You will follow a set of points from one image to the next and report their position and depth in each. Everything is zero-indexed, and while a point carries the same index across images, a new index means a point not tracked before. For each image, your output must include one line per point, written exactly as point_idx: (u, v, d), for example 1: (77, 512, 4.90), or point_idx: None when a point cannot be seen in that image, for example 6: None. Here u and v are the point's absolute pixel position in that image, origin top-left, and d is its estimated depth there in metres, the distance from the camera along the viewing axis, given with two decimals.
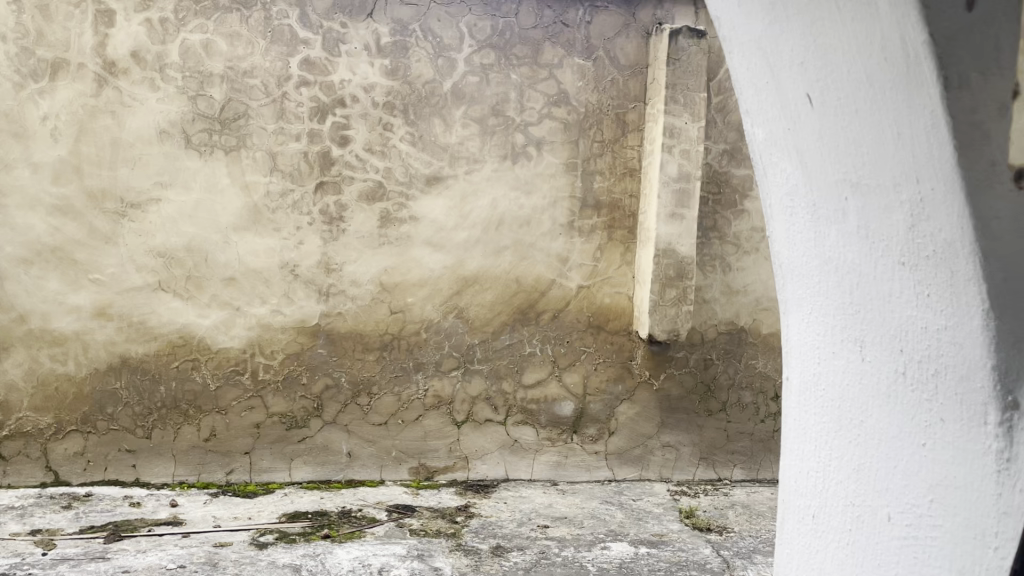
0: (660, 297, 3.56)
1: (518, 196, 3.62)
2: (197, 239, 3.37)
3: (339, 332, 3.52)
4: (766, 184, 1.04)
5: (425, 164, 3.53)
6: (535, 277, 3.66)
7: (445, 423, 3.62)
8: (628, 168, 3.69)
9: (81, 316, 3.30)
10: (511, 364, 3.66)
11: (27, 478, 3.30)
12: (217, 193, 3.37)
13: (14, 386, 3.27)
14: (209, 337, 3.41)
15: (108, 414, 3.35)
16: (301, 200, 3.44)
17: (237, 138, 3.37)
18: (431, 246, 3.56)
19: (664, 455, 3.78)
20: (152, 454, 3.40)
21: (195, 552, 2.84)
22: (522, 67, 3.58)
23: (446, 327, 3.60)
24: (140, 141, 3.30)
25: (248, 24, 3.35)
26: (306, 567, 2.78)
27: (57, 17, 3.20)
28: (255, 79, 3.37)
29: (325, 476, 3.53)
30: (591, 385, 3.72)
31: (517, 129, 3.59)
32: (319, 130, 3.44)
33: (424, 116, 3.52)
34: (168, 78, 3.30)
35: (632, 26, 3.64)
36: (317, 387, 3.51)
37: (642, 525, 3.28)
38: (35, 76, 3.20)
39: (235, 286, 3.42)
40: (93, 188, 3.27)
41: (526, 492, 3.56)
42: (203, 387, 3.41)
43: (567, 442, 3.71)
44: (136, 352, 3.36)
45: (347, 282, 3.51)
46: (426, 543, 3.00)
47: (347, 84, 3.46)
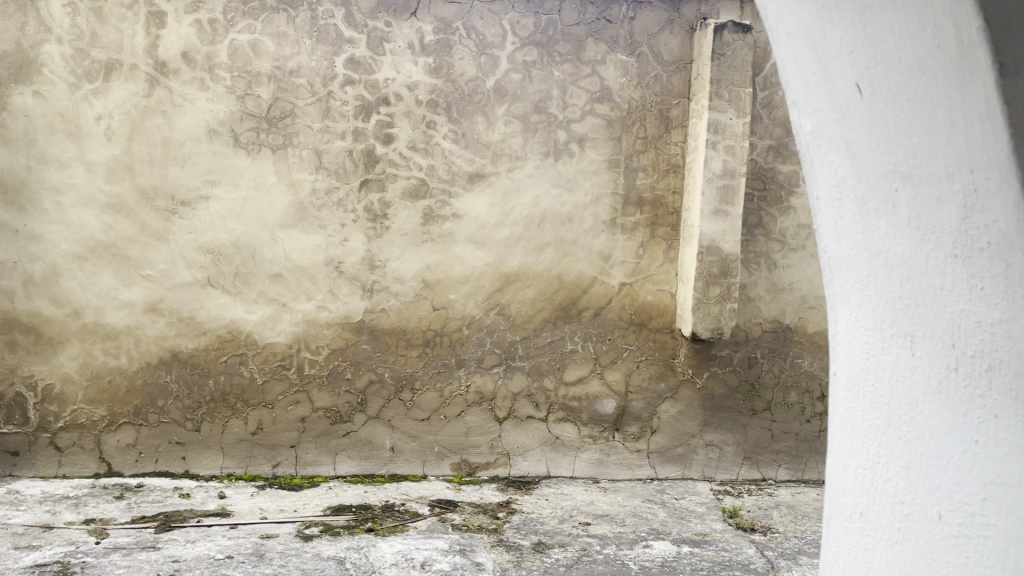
0: (704, 295, 3.53)
1: (560, 193, 3.62)
2: (245, 236, 3.43)
3: (382, 328, 3.56)
4: (813, 178, 1.03)
5: (467, 161, 3.55)
6: (577, 274, 3.66)
7: (487, 419, 3.64)
8: (671, 165, 3.67)
9: (133, 311, 3.38)
10: (553, 362, 3.67)
11: (81, 469, 3.38)
12: (265, 190, 3.43)
13: (69, 378, 3.36)
14: (257, 332, 3.47)
15: (159, 407, 3.43)
16: (346, 198, 3.48)
17: (284, 137, 3.43)
18: (474, 243, 3.58)
19: (707, 455, 3.74)
20: (202, 447, 3.47)
21: (242, 542, 2.90)
22: (565, 64, 3.57)
23: (488, 324, 3.62)
24: (189, 140, 3.37)
25: (295, 24, 3.40)
26: (350, 559, 2.82)
27: (110, 19, 3.28)
28: (301, 78, 3.42)
29: (369, 471, 3.57)
30: (633, 383, 3.70)
31: (559, 126, 3.59)
32: (363, 128, 3.48)
33: (467, 114, 3.54)
34: (217, 78, 3.37)
35: (676, 21, 3.62)
36: (361, 382, 3.55)
37: (684, 524, 3.26)
38: (90, 77, 3.28)
39: (281, 281, 3.47)
40: (145, 186, 3.35)
41: (568, 489, 3.55)
42: (250, 380, 3.48)
43: (608, 439, 3.70)
44: (186, 346, 3.43)
45: (391, 279, 3.54)
46: (468, 539, 3.02)
47: (391, 83, 3.49)
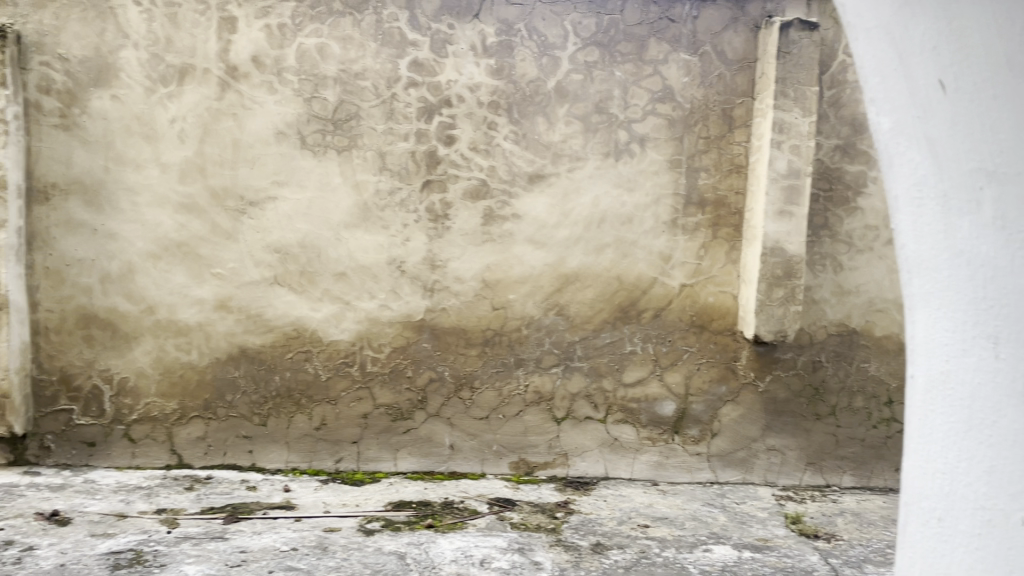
0: (767, 296, 3.48)
1: (620, 193, 3.60)
2: (310, 236, 3.51)
3: (442, 327, 3.60)
4: (887, 157, 1.36)
5: (528, 162, 3.57)
6: (636, 275, 3.64)
7: (546, 419, 3.65)
8: (734, 165, 3.62)
9: (204, 308, 3.49)
10: (611, 362, 3.65)
11: (153, 460, 3.49)
12: (330, 191, 3.50)
13: (142, 373, 3.48)
14: (321, 329, 3.55)
15: (227, 401, 3.52)
16: (408, 198, 3.53)
17: (349, 138, 3.49)
18: (533, 243, 3.59)
19: (769, 459, 3.67)
20: (268, 441, 3.55)
21: (306, 535, 2.97)
22: (627, 64, 3.56)
23: (547, 325, 3.63)
24: (258, 142, 3.46)
25: (360, 27, 3.46)
26: (411, 554, 2.86)
27: (184, 25, 3.39)
28: (366, 80, 3.48)
29: (429, 468, 3.61)
30: (693, 385, 3.67)
31: (620, 126, 3.58)
32: (426, 130, 3.52)
33: (528, 114, 3.55)
34: (285, 81, 3.45)
35: (740, 20, 3.57)
36: (421, 380, 3.60)
37: (745, 529, 3.21)
38: (164, 81, 3.40)
39: (345, 280, 3.54)
40: (216, 187, 3.45)
41: (626, 491, 3.53)
42: (314, 377, 3.56)
43: (668, 442, 3.67)
44: (254, 342, 3.52)
45: (451, 278, 3.58)
46: (527, 537, 3.04)
47: (453, 84, 3.53)
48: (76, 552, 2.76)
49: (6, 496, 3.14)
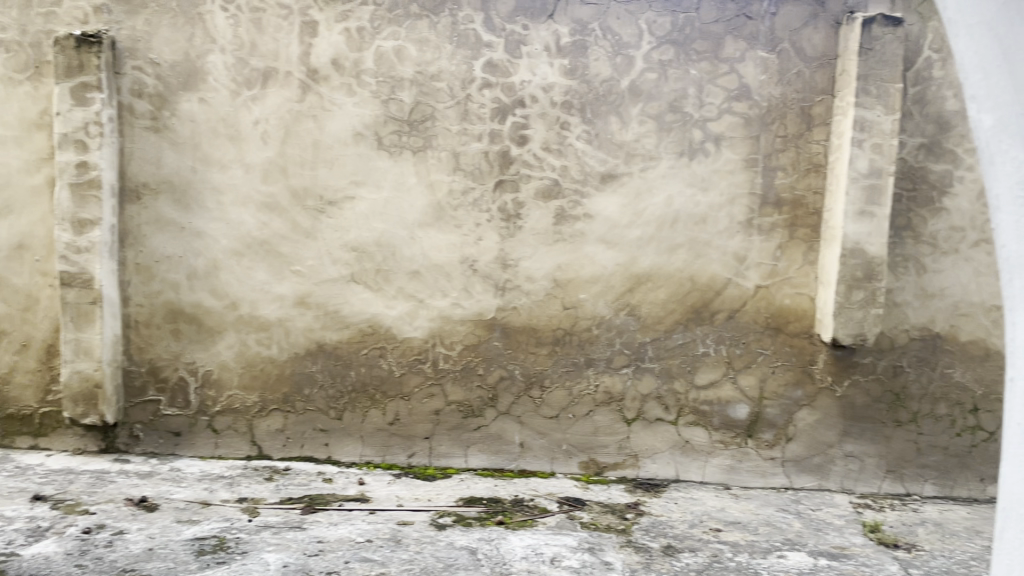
0: (846, 299, 3.39)
1: (695, 193, 3.57)
2: (386, 234, 3.58)
3: (513, 326, 3.62)
4: (988, 148, 1.79)
5: (601, 162, 3.56)
6: (710, 276, 3.60)
7: (616, 419, 3.64)
8: (812, 164, 3.55)
9: (284, 304, 3.59)
10: (683, 364, 3.62)
11: (234, 451, 3.62)
12: (406, 191, 3.57)
13: (226, 365, 3.60)
14: (396, 326, 3.62)
15: (305, 395, 3.62)
16: (481, 198, 3.57)
17: (424, 139, 3.55)
18: (605, 243, 3.59)
19: (847, 466, 3.58)
20: (343, 435, 3.64)
21: (380, 528, 3.04)
22: (702, 63, 3.53)
23: (618, 325, 3.62)
24: (337, 143, 3.54)
25: (436, 29, 3.52)
26: (482, 550, 2.90)
27: (268, 29, 3.50)
28: (441, 82, 3.54)
29: (499, 465, 3.64)
30: (768, 389, 3.61)
31: (695, 125, 3.55)
32: (499, 130, 3.55)
33: (601, 114, 3.55)
34: (364, 83, 3.53)
35: (821, 16, 3.50)
36: (492, 378, 3.63)
37: (821, 536, 3.15)
38: (249, 84, 3.51)
39: (419, 279, 3.60)
40: (297, 187, 3.55)
41: (698, 494, 3.50)
42: (388, 373, 3.63)
43: (741, 445, 3.62)
44: (331, 338, 3.61)
45: (523, 278, 3.60)
46: (597, 537, 3.04)
47: (527, 84, 3.55)
48: (164, 537, 2.88)
49: (98, 482, 3.30)
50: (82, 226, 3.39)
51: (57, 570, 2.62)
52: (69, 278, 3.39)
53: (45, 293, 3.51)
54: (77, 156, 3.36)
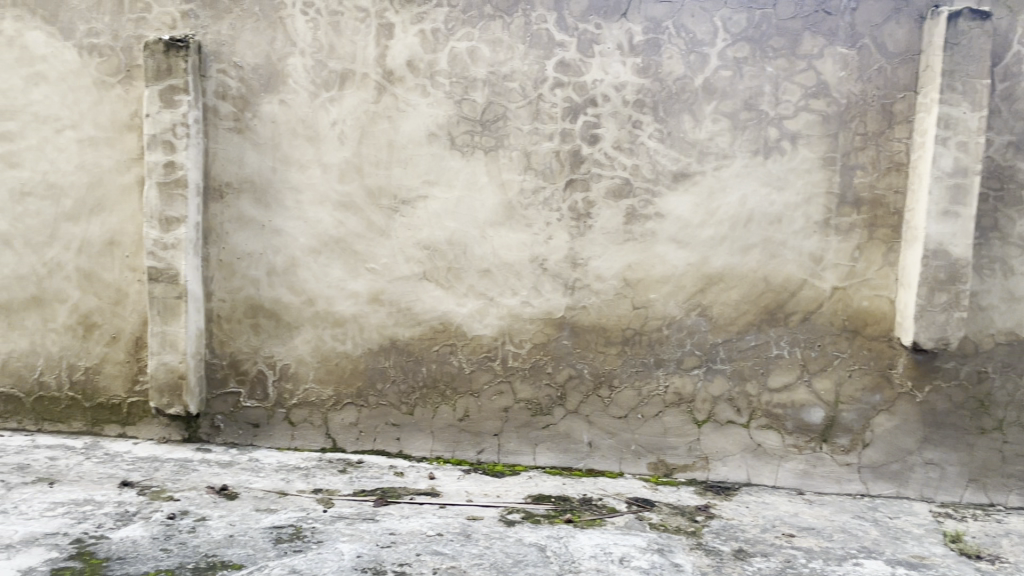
0: (928, 302, 3.30)
1: (769, 192, 3.51)
2: (458, 233, 3.63)
3: (582, 325, 3.62)
4: None
5: (673, 161, 3.54)
6: (785, 276, 3.54)
7: (686, 421, 3.60)
8: (893, 163, 3.46)
9: (358, 301, 3.67)
10: (756, 366, 3.57)
11: (309, 443, 3.71)
12: (477, 190, 3.60)
13: (302, 360, 3.70)
14: (466, 323, 3.66)
15: (378, 390, 3.70)
16: (551, 197, 3.58)
17: (496, 138, 3.58)
18: (677, 243, 3.56)
19: (927, 474, 3.47)
20: (414, 430, 3.70)
21: (451, 522, 3.09)
22: (779, 60, 3.47)
23: (689, 325, 3.59)
24: (411, 143, 3.60)
25: (509, 30, 3.54)
26: (551, 547, 2.91)
27: (346, 32, 3.58)
28: (514, 82, 3.56)
29: (567, 463, 3.65)
30: (844, 393, 3.53)
31: (771, 123, 3.49)
32: (571, 129, 3.56)
33: (674, 113, 3.52)
34: (438, 84, 3.58)
35: (903, 10, 3.41)
36: (561, 377, 3.64)
37: (899, 545, 3.06)
38: (327, 86, 3.60)
39: (489, 277, 3.64)
40: (372, 186, 3.62)
41: (770, 498, 3.44)
42: (458, 369, 3.67)
43: (815, 450, 3.54)
44: (403, 335, 3.68)
45: (593, 277, 3.60)
46: (666, 539, 3.02)
47: (599, 83, 3.54)
48: (244, 524, 2.98)
49: (182, 470, 3.43)
50: (169, 224, 3.52)
51: (144, 553, 2.74)
52: (156, 273, 3.53)
53: (134, 288, 3.67)
54: (165, 156, 3.50)
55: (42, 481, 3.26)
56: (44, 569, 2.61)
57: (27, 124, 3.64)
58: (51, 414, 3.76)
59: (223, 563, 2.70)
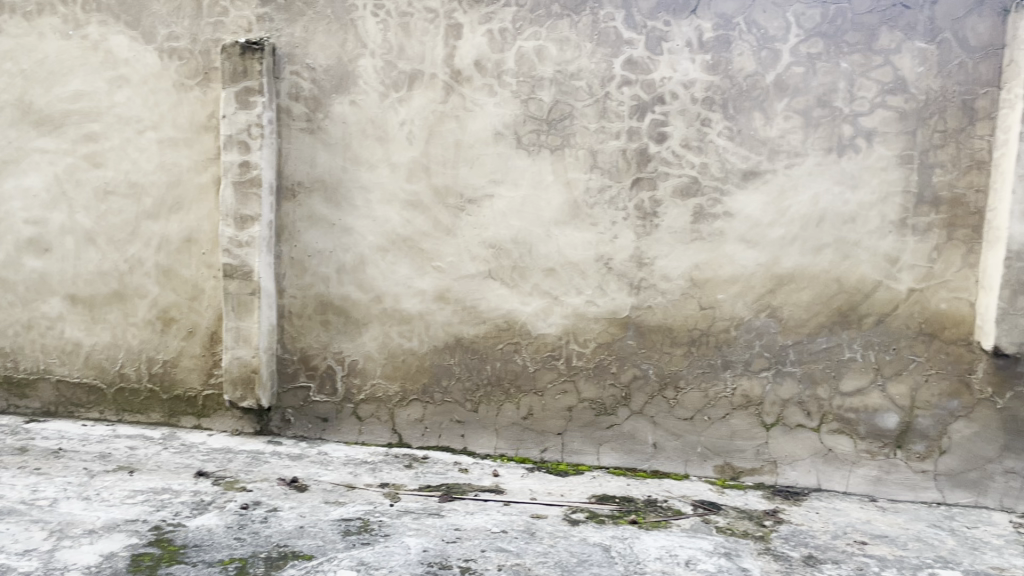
0: (1010, 305, 3.20)
1: (843, 191, 3.42)
2: (523, 232, 3.64)
3: (648, 325, 3.59)
4: None
5: (742, 159, 3.48)
6: (858, 277, 3.45)
7: (754, 424, 3.54)
8: (974, 161, 3.34)
9: (425, 298, 3.71)
10: (827, 369, 3.49)
11: (376, 438, 3.77)
12: (543, 189, 3.61)
13: (370, 356, 3.76)
14: (530, 322, 3.67)
15: (443, 386, 3.73)
16: (617, 196, 3.56)
17: (562, 137, 3.58)
18: (746, 242, 3.50)
19: (1008, 483, 3.34)
20: (478, 427, 3.73)
21: (515, 519, 3.10)
22: (854, 55, 3.38)
23: (758, 326, 3.53)
24: (478, 142, 3.63)
25: (577, 28, 3.54)
26: (616, 548, 2.90)
27: (415, 33, 3.63)
28: (581, 80, 3.55)
29: (631, 464, 3.63)
30: (920, 398, 3.42)
31: (845, 120, 3.41)
32: (638, 127, 3.53)
33: (744, 110, 3.47)
34: (505, 83, 3.59)
35: (986, 3, 3.29)
36: (626, 377, 3.62)
37: (978, 555, 2.96)
38: (396, 87, 3.65)
39: (554, 276, 3.64)
40: (439, 186, 3.66)
41: (841, 505, 3.36)
42: (522, 368, 3.68)
43: (889, 456, 3.45)
44: (469, 332, 3.71)
45: (659, 277, 3.57)
46: (733, 543, 2.98)
47: (667, 81, 3.51)
48: (313, 516, 3.05)
49: (254, 462, 3.53)
50: (244, 222, 3.62)
51: (219, 542, 2.83)
52: (231, 270, 3.64)
53: (209, 284, 3.79)
54: (240, 156, 3.60)
55: (122, 470, 3.39)
56: (124, 554, 2.71)
57: (111, 125, 3.79)
58: (131, 405, 3.90)
59: (294, 553, 2.77)
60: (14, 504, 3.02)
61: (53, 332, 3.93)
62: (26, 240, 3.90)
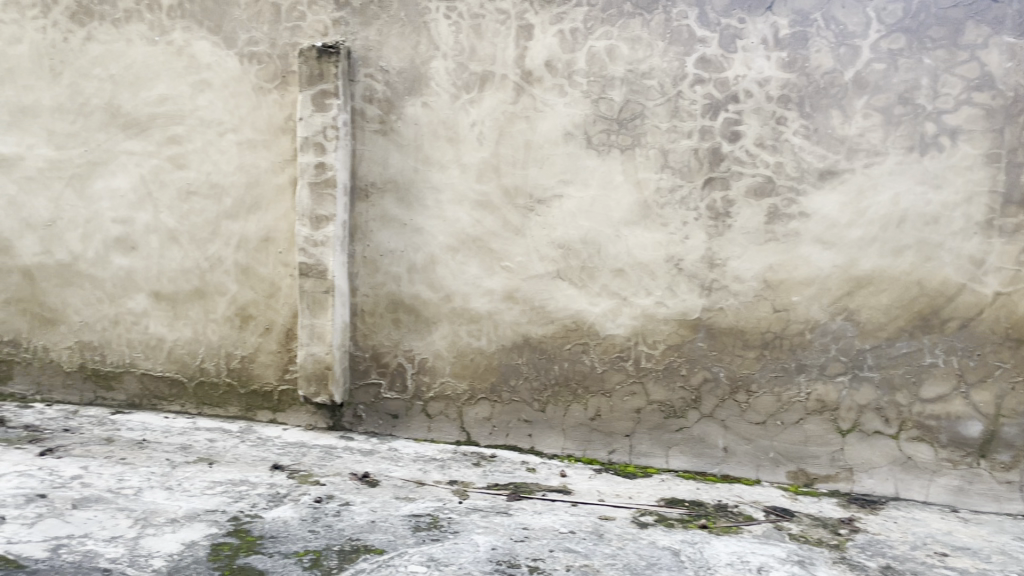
0: None
1: (925, 191, 3.32)
2: (592, 232, 3.63)
3: (720, 327, 3.54)
4: None
5: (819, 158, 3.40)
6: (940, 280, 3.34)
7: (828, 429, 3.46)
8: None
9: (493, 298, 3.74)
10: (907, 375, 3.38)
11: (445, 436, 3.82)
12: (613, 189, 3.59)
13: (439, 354, 3.80)
14: (599, 323, 3.65)
15: (511, 386, 3.75)
16: (688, 196, 3.52)
17: (633, 137, 3.55)
18: (822, 243, 3.42)
19: None
20: (545, 427, 3.73)
21: (583, 520, 3.09)
22: (938, 50, 3.27)
23: (834, 329, 3.44)
24: (548, 142, 3.63)
25: (649, 27, 3.51)
26: (686, 552, 2.87)
27: (487, 34, 3.65)
28: (652, 79, 3.52)
29: (701, 468, 3.59)
30: (1005, 406, 3.30)
31: (928, 117, 3.30)
32: (710, 126, 3.49)
33: (821, 108, 3.39)
34: (575, 83, 3.59)
35: None
36: (696, 379, 3.58)
37: None
38: (467, 88, 3.68)
39: (623, 277, 3.62)
40: (509, 186, 3.68)
41: (920, 515, 3.25)
42: (590, 368, 3.67)
43: (971, 466, 3.34)
44: (537, 332, 3.71)
45: (731, 278, 3.51)
46: (807, 550, 2.92)
47: (741, 79, 3.45)
48: (385, 511, 3.10)
49: (327, 457, 3.60)
50: (319, 222, 3.71)
51: (294, 534, 2.90)
52: (306, 269, 3.73)
53: (286, 282, 3.89)
54: (316, 157, 3.69)
55: (202, 461, 3.51)
56: (204, 543, 2.81)
57: (194, 127, 3.92)
58: (210, 398, 4.03)
59: (366, 547, 2.82)
60: (102, 491, 3.15)
61: (138, 328, 4.08)
62: (113, 239, 4.06)
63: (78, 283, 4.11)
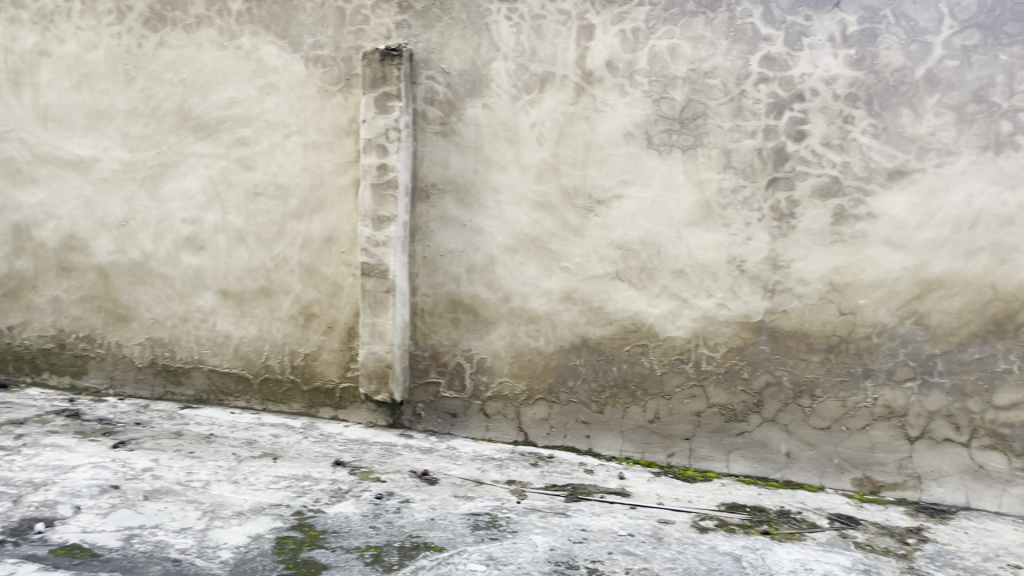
0: None
1: (1000, 191, 3.21)
2: (652, 233, 3.60)
3: (783, 330, 3.48)
4: None
5: (888, 157, 3.32)
6: (1016, 284, 3.22)
7: (896, 436, 3.38)
8: None
9: (552, 299, 3.74)
10: (979, 381, 3.28)
11: (503, 435, 3.83)
12: (674, 190, 3.56)
13: (497, 354, 3.82)
14: (659, 325, 3.62)
15: (569, 386, 3.75)
16: (751, 197, 3.47)
17: (695, 137, 3.52)
18: (890, 245, 3.34)
19: None
20: (604, 429, 3.72)
21: (642, 523, 3.08)
22: (1015, 46, 3.16)
23: (903, 333, 3.35)
24: (608, 143, 3.62)
25: (712, 26, 3.47)
26: (747, 558, 2.83)
27: (548, 35, 3.65)
28: (715, 78, 3.48)
29: (762, 473, 3.53)
30: None
31: (1004, 115, 3.18)
32: (774, 126, 3.43)
33: (890, 106, 3.30)
34: (637, 83, 3.57)
35: None
36: (758, 383, 3.52)
37: None
38: (528, 89, 3.69)
39: (684, 278, 3.58)
40: (569, 187, 3.68)
41: (992, 526, 3.15)
42: (650, 370, 3.65)
43: None
44: (596, 333, 3.70)
45: (795, 280, 3.45)
46: (873, 559, 2.85)
47: (807, 78, 3.39)
48: (444, 509, 3.13)
49: (387, 454, 3.65)
50: (381, 222, 3.76)
51: (356, 529, 2.95)
52: (368, 269, 3.79)
53: (348, 282, 3.95)
54: (378, 159, 3.74)
55: (267, 456, 3.59)
56: (270, 536, 2.88)
57: (261, 130, 4.01)
58: (274, 395, 4.12)
59: (426, 544, 2.85)
60: (172, 484, 3.25)
61: (206, 325, 4.19)
62: (183, 238, 4.18)
63: (149, 281, 4.25)
